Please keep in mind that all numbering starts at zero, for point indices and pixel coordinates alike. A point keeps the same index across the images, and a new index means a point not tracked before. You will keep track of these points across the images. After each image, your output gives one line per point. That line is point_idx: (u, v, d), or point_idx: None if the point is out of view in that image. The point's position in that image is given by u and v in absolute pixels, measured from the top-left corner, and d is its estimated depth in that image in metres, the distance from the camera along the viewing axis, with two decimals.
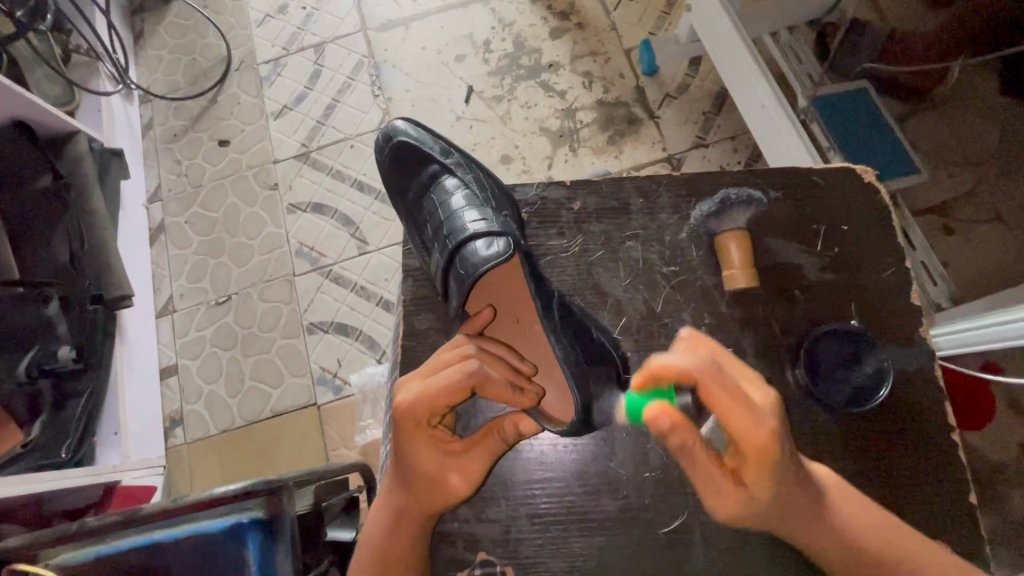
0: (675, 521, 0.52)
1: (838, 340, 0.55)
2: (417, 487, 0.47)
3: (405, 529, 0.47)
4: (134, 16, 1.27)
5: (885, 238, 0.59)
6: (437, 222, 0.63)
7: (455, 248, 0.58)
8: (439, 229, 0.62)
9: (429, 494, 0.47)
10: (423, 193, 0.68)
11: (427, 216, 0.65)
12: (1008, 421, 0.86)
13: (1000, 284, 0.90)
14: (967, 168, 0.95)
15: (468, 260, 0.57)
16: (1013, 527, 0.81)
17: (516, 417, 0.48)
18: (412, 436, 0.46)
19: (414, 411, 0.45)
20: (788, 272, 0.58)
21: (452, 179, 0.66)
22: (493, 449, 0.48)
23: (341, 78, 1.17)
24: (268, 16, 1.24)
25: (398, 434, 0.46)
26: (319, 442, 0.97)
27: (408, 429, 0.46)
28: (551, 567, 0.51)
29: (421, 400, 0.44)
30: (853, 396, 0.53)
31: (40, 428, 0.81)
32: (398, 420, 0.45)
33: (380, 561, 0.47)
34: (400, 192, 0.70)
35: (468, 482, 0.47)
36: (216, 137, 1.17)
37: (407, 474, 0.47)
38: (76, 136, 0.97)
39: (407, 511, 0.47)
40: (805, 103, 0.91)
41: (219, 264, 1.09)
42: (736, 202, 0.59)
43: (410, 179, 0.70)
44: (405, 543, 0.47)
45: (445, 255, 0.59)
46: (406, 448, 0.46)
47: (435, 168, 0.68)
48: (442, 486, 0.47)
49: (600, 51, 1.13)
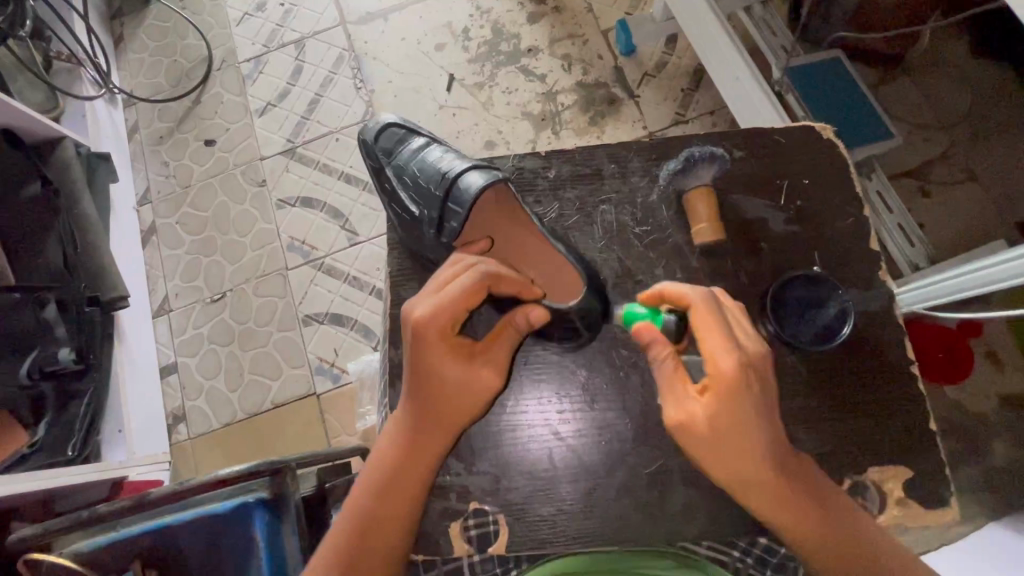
0: (655, 467, 0.52)
1: (804, 287, 0.55)
2: (439, 401, 0.48)
3: (413, 461, 0.48)
4: (113, 21, 1.28)
5: (852, 192, 0.59)
6: (420, 179, 0.63)
7: (454, 177, 0.60)
8: (428, 175, 0.63)
9: (441, 417, 0.48)
10: (398, 164, 0.67)
11: (409, 171, 0.65)
12: (988, 373, 0.89)
13: (976, 242, 0.92)
14: (939, 131, 0.97)
15: (464, 190, 0.58)
16: (993, 473, 0.85)
17: (525, 309, 0.49)
18: (434, 350, 0.46)
19: (435, 324, 0.45)
20: (755, 227, 0.58)
21: (424, 145, 0.67)
22: (509, 345, 0.50)
23: (323, 72, 1.18)
24: (247, 14, 1.25)
25: (419, 352, 0.46)
26: (320, 429, 0.99)
27: (431, 343, 0.46)
28: (541, 513, 0.51)
29: (441, 308, 0.45)
30: (818, 337, 0.54)
31: (46, 429, 0.83)
32: (417, 335, 0.46)
33: (382, 498, 0.47)
34: (374, 160, 0.68)
35: (488, 390, 0.49)
36: (203, 137, 1.17)
37: (428, 391, 0.48)
38: (63, 141, 0.98)
39: (415, 443, 0.48)
40: (780, 74, 0.90)
41: (213, 262, 1.10)
42: (700, 160, 0.58)
43: (382, 148, 0.69)
44: (409, 478, 0.47)
45: (443, 191, 0.60)
46: (424, 363, 0.47)
47: (407, 140, 0.68)
48: (461, 397, 0.48)
49: (578, 33, 1.14)
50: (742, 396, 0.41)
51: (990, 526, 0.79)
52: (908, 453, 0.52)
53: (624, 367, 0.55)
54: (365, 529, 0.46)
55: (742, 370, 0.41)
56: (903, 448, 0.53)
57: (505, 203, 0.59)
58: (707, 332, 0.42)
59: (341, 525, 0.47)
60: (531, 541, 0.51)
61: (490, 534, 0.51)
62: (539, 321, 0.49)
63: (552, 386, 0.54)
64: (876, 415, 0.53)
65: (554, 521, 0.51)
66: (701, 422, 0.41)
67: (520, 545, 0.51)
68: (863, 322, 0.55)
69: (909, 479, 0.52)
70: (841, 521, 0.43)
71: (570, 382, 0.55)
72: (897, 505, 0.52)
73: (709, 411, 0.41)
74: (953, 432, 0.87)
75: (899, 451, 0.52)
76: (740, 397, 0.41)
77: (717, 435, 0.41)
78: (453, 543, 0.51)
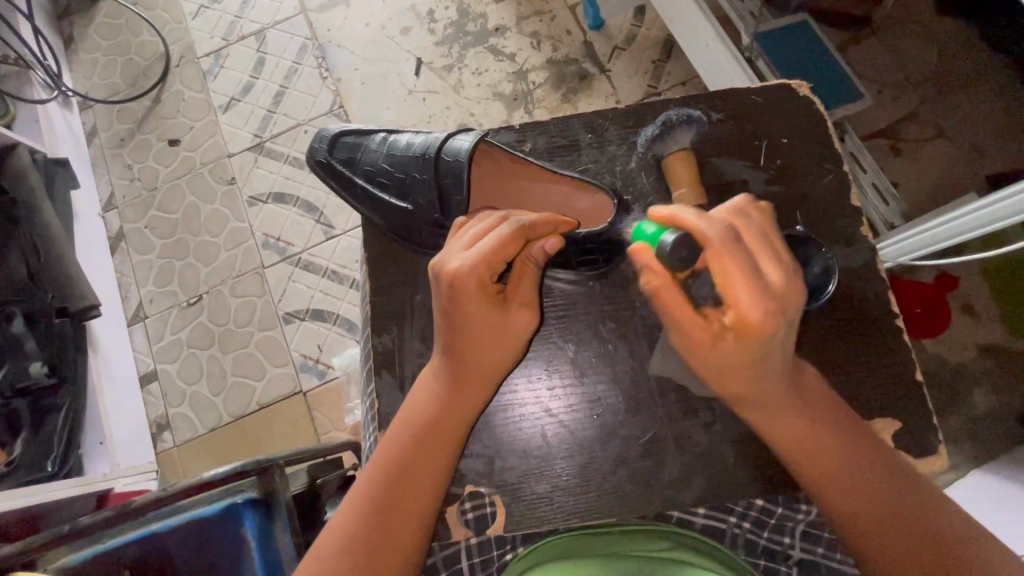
0: (648, 436, 0.52)
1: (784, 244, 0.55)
2: (472, 352, 0.47)
3: (432, 442, 0.47)
4: (61, 21, 1.22)
5: (828, 149, 0.59)
6: (398, 167, 0.61)
7: (440, 152, 0.59)
8: (406, 162, 0.61)
9: (470, 383, 0.48)
10: (365, 164, 0.64)
11: (383, 168, 0.63)
12: (965, 325, 0.90)
13: (948, 198, 0.94)
14: (910, 90, 0.97)
15: (455, 152, 0.58)
16: (975, 422, 0.87)
17: (542, 241, 0.49)
18: (472, 301, 0.46)
19: (474, 273, 0.45)
20: (734, 188, 0.58)
21: (383, 139, 0.65)
22: (534, 283, 0.49)
23: (286, 64, 1.15)
24: (203, 7, 1.20)
25: (453, 304, 0.46)
26: (309, 427, 0.98)
27: (470, 292, 0.45)
28: (537, 490, 0.51)
29: (477, 259, 0.45)
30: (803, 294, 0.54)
31: (23, 446, 0.80)
32: (453, 289, 0.45)
33: (401, 476, 0.45)
34: (336, 176, 0.65)
35: (522, 338, 0.48)
36: (167, 137, 1.14)
37: (463, 343, 0.47)
38: (16, 148, 0.94)
39: (438, 417, 0.47)
40: (749, 40, 0.88)
41: (186, 265, 1.07)
42: (678, 122, 0.57)
43: (339, 160, 0.65)
44: (429, 455, 0.46)
45: (431, 171, 0.59)
46: (460, 316, 0.46)
47: (366, 139, 0.66)
48: (496, 348, 0.47)
49: (545, 10, 1.12)
50: (774, 335, 0.36)
51: (975, 473, 0.81)
52: (892, 403, 0.53)
53: (612, 338, 0.54)
54: (386, 507, 0.44)
55: (772, 311, 0.35)
56: (890, 400, 0.53)
57: (493, 160, 0.59)
58: (730, 272, 0.36)
59: (353, 508, 0.45)
60: (529, 520, 0.50)
61: (487, 516, 0.51)
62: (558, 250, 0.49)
63: (542, 362, 0.54)
64: (859, 368, 0.53)
65: (551, 499, 0.51)
66: (718, 354, 0.38)
67: (517, 525, 0.50)
68: (845, 277, 0.56)
69: (897, 430, 0.53)
70: (851, 460, 0.43)
71: (559, 358, 0.54)
72: None
73: (735, 352, 0.38)
74: (933, 386, 0.89)
75: (883, 400, 0.53)
76: (767, 339, 0.36)
77: (741, 365, 0.39)
78: (450, 526, 0.51)
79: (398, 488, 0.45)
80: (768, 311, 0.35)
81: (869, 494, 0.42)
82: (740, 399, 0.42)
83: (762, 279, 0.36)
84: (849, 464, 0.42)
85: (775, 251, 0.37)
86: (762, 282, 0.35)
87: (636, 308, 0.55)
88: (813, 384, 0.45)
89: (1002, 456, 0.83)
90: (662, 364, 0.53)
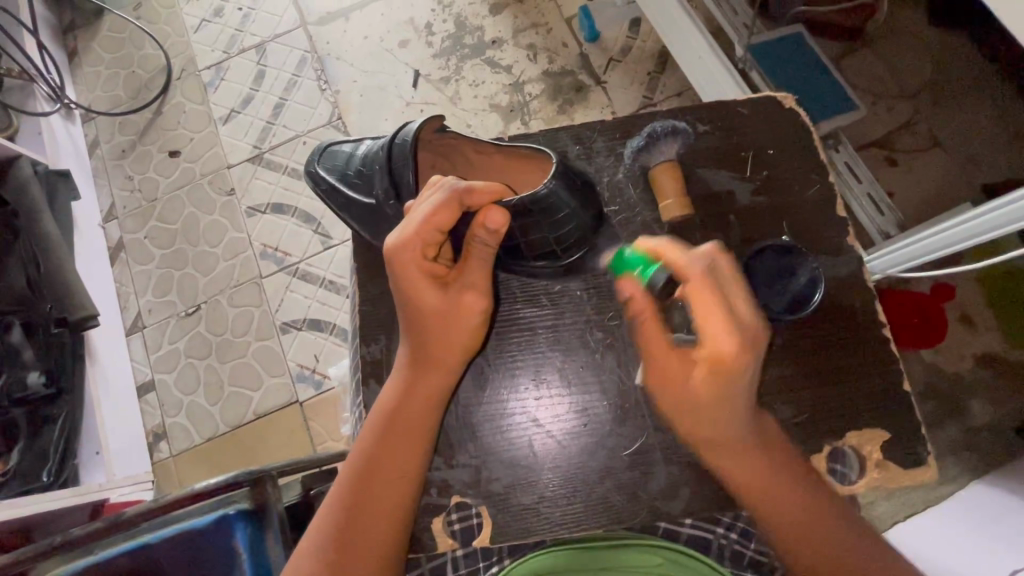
0: (635, 447, 0.52)
1: (771, 255, 0.56)
2: (431, 334, 0.47)
3: (399, 439, 0.47)
4: (66, 35, 1.24)
5: (815, 160, 0.59)
6: (366, 165, 0.61)
7: (395, 136, 0.58)
8: (372, 158, 0.60)
9: (436, 379, 0.48)
10: (342, 168, 0.64)
11: (356, 169, 0.62)
12: (962, 334, 0.90)
13: (945, 207, 0.93)
14: (903, 101, 0.98)
15: (406, 137, 0.57)
16: (974, 432, 0.86)
17: (479, 218, 0.46)
18: (412, 279, 0.46)
19: (412, 249, 0.45)
20: (722, 199, 0.58)
21: (360, 144, 0.65)
22: (482, 263, 0.48)
23: (286, 76, 1.16)
24: (205, 21, 1.22)
25: (397, 283, 0.46)
26: (305, 437, 0.98)
27: (408, 271, 0.46)
28: (523, 501, 0.51)
29: (413, 238, 0.45)
30: (792, 303, 0.54)
31: (19, 456, 0.80)
32: (395, 266, 0.46)
33: (368, 472, 0.46)
34: (319, 184, 0.65)
35: (472, 320, 0.48)
36: (167, 148, 1.15)
37: (417, 325, 0.47)
38: (19, 160, 0.95)
39: (403, 412, 0.48)
40: (742, 51, 0.88)
41: (185, 275, 1.08)
42: (662, 135, 0.58)
43: (321, 168, 0.66)
44: (394, 451, 0.47)
45: (386, 159, 0.57)
46: (407, 295, 0.47)
47: (346, 147, 0.66)
48: (452, 332, 0.48)
49: (542, 23, 1.14)
50: (743, 369, 0.39)
51: (974, 485, 0.80)
52: (881, 414, 0.53)
53: (600, 348, 0.55)
54: (356, 502, 0.46)
55: (744, 342, 0.39)
56: (879, 411, 0.53)
57: (478, 155, 0.60)
58: (707, 306, 0.39)
59: (330, 507, 0.46)
60: (516, 531, 0.50)
61: (474, 527, 0.51)
62: (503, 224, 0.46)
63: (530, 373, 0.54)
64: (847, 379, 0.53)
65: (538, 509, 0.51)
66: (689, 387, 0.41)
67: (505, 536, 0.50)
68: (833, 287, 0.56)
69: (887, 441, 0.52)
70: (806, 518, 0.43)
71: (547, 368, 0.54)
72: (875, 467, 0.52)
73: (706, 388, 0.40)
74: (931, 396, 0.88)
75: (869, 412, 0.53)
76: (737, 378, 0.39)
77: (713, 394, 0.40)
78: (437, 538, 0.51)
79: (369, 488, 0.46)
80: (741, 343, 0.39)
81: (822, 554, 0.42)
82: (704, 438, 0.43)
83: (737, 320, 0.40)
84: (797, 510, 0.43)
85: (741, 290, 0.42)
86: (735, 322, 0.39)
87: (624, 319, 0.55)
88: (772, 427, 0.46)
89: (1002, 466, 0.82)
90: None
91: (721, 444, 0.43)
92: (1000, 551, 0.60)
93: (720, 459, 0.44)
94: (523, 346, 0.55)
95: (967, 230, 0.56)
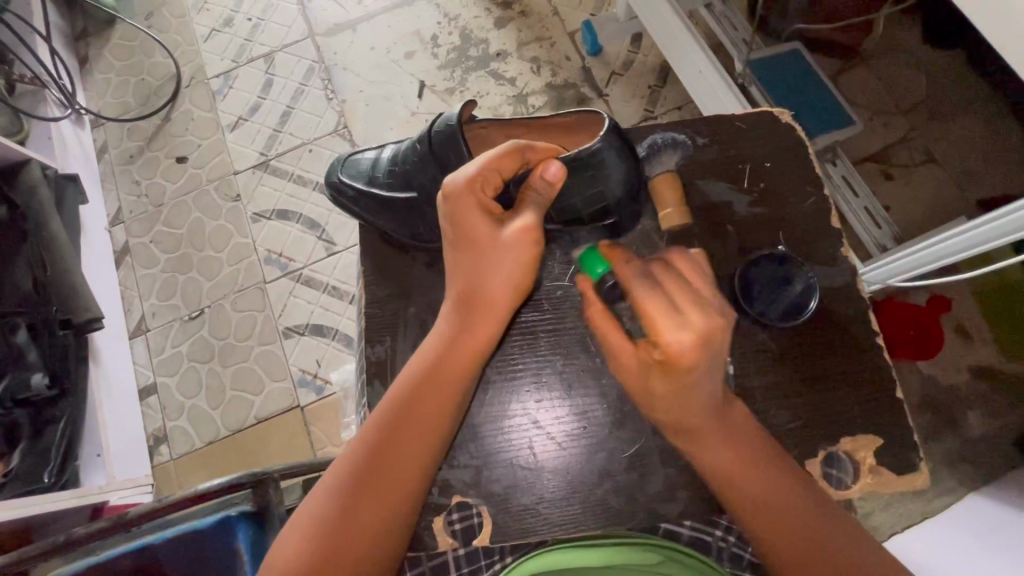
0: (633, 451, 0.53)
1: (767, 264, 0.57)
2: (480, 276, 0.49)
3: (431, 389, 0.48)
4: (78, 42, 1.26)
5: (811, 173, 0.60)
6: (401, 163, 0.62)
7: (428, 126, 0.59)
8: (406, 154, 0.61)
9: (472, 335, 0.49)
10: (373, 173, 0.64)
11: (387, 170, 0.63)
12: (958, 346, 0.91)
13: (941, 220, 0.95)
14: (899, 117, 1.00)
15: (442, 122, 0.58)
16: (970, 445, 0.86)
17: (541, 167, 0.49)
18: (471, 215, 0.49)
19: (474, 184, 0.49)
20: (720, 210, 0.59)
21: (385, 149, 0.66)
22: (537, 208, 0.50)
23: (294, 85, 1.18)
24: (215, 30, 1.24)
25: (456, 220, 0.49)
26: (305, 442, 0.98)
27: (467, 206, 0.49)
28: (523, 502, 0.51)
29: (477, 173, 0.49)
30: (788, 311, 0.55)
31: (20, 457, 0.80)
32: (457, 200, 0.49)
33: (398, 420, 0.47)
34: (344, 189, 0.65)
35: (520, 265, 0.49)
36: (174, 154, 1.17)
37: (470, 266, 0.50)
38: (28, 163, 0.96)
39: (439, 361, 0.48)
40: (742, 67, 0.90)
41: (189, 279, 1.09)
42: (663, 146, 0.60)
43: (350, 176, 0.66)
44: (425, 402, 0.47)
45: (425, 148, 0.58)
46: (464, 231, 0.49)
47: (371, 154, 0.67)
48: (499, 276, 0.49)
49: (545, 36, 1.16)
50: (695, 369, 0.39)
51: (971, 496, 0.81)
52: (875, 421, 0.54)
53: (600, 353, 0.55)
54: (381, 451, 0.46)
55: (694, 345, 0.38)
56: (873, 419, 0.54)
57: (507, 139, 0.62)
58: (652, 307, 0.39)
59: (349, 457, 0.46)
60: (516, 532, 0.51)
61: (474, 527, 0.51)
62: (560, 178, 0.48)
63: (534, 375, 0.55)
64: (842, 387, 0.54)
65: (538, 510, 0.51)
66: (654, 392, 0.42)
67: (504, 536, 0.51)
68: (828, 296, 0.57)
69: (882, 449, 0.53)
70: (772, 504, 0.44)
71: (549, 371, 0.55)
72: (869, 473, 0.53)
73: (663, 385, 0.41)
74: (928, 408, 0.89)
75: (864, 418, 0.53)
76: (687, 374, 0.39)
77: (682, 385, 0.40)
78: (436, 537, 0.51)
79: (392, 441, 0.46)
80: (692, 345, 0.38)
81: (792, 537, 0.43)
82: (673, 425, 0.44)
83: (683, 318, 0.38)
84: (765, 490, 0.44)
85: (682, 295, 0.40)
86: (677, 322, 0.38)
87: None
88: (741, 415, 0.46)
89: (999, 478, 0.83)
90: None
91: (685, 430, 0.44)
92: (996, 561, 0.60)
93: (684, 441, 0.45)
94: (529, 345, 0.56)
95: (964, 241, 0.57)
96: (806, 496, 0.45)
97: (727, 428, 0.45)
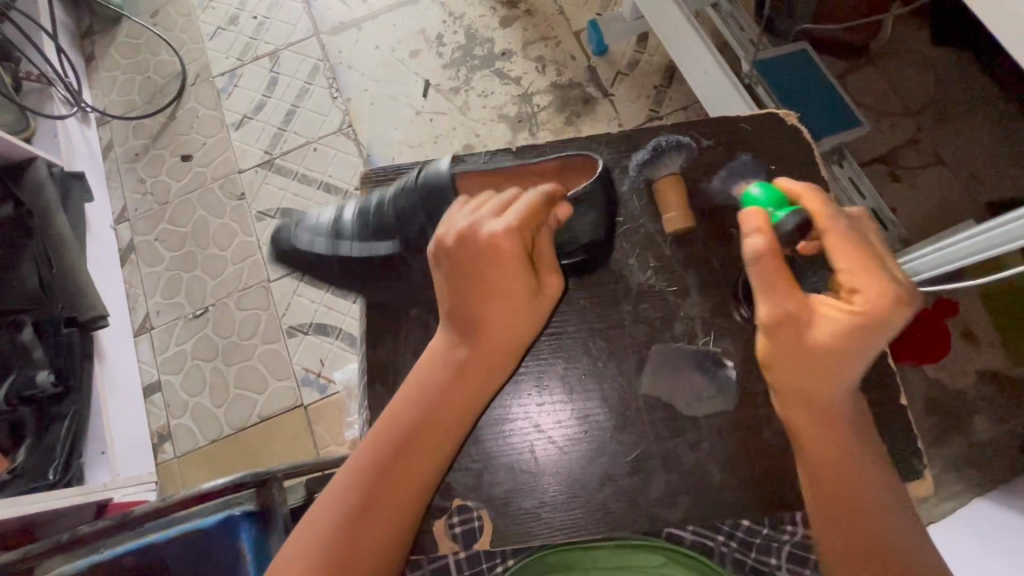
0: (635, 455, 0.53)
1: None
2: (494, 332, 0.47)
3: (434, 436, 0.45)
4: (84, 40, 1.27)
5: (817, 177, 0.60)
6: (379, 222, 0.59)
7: (417, 183, 0.58)
8: (386, 212, 0.59)
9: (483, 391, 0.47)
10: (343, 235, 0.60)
11: (358, 230, 0.59)
12: (964, 350, 0.90)
13: (949, 223, 0.94)
14: (906, 118, 0.99)
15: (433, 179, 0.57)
16: (977, 449, 0.86)
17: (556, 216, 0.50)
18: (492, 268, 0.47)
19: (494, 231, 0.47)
20: (725, 213, 0.59)
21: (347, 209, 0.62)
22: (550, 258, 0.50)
23: (298, 84, 1.18)
24: (220, 28, 1.25)
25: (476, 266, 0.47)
26: (308, 441, 0.98)
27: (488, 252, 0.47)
28: (525, 506, 0.51)
29: (512, 225, 0.46)
30: None
31: (25, 454, 0.80)
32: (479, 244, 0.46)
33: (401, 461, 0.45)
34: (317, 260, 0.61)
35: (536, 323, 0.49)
36: (179, 152, 1.17)
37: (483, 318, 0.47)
38: (35, 161, 0.96)
39: (446, 409, 0.46)
40: (748, 67, 0.90)
41: (193, 277, 1.09)
42: (666, 149, 0.60)
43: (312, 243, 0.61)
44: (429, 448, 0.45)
45: (416, 205, 0.57)
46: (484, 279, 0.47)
47: (328, 217, 0.62)
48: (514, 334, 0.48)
49: (550, 36, 1.16)
50: (888, 324, 0.40)
51: (977, 502, 0.80)
52: (879, 428, 0.53)
53: (601, 357, 0.55)
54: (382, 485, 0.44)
55: (891, 300, 0.40)
56: (879, 426, 0.53)
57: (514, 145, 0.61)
58: (845, 255, 0.42)
59: (336, 502, 0.43)
60: (516, 535, 0.51)
61: (475, 530, 0.51)
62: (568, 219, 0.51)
63: (536, 380, 0.55)
64: None
65: (539, 514, 0.51)
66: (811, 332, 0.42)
67: (504, 539, 0.51)
68: None
69: (887, 455, 0.53)
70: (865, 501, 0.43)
71: (550, 375, 0.55)
72: None
73: (830, 337, 0.41)
74: (934, 412, 0.88)
75: (866, 425, 0.53)
76: (882, 328, 0.40)
77: (859, 335, 0.40)
78: (436, 539, 0.52)
79: (388, 483, 0.44)
80: (889, 300, 0.40)
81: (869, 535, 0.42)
82: (806, 396, 0.43)
83: (879, 273, 0.41)
84: (858, 487, 0.43)
85: (868, 252, 0.42)
86: (886, 274, 0.41)
87: (626, 327, 0.56)
88: (860, 412, 0.45)
89: (1006, 483, 0.82)
90: (650, 384, 0.54)
91: (808, 413, 0.44)
92: (1002, 568, 0.59)
93: (799, 422, 0.44)
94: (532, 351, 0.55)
95: (967, 248, 0.57)
96: (893, 506, 0.43)
97: (848, 419, 0.44)
